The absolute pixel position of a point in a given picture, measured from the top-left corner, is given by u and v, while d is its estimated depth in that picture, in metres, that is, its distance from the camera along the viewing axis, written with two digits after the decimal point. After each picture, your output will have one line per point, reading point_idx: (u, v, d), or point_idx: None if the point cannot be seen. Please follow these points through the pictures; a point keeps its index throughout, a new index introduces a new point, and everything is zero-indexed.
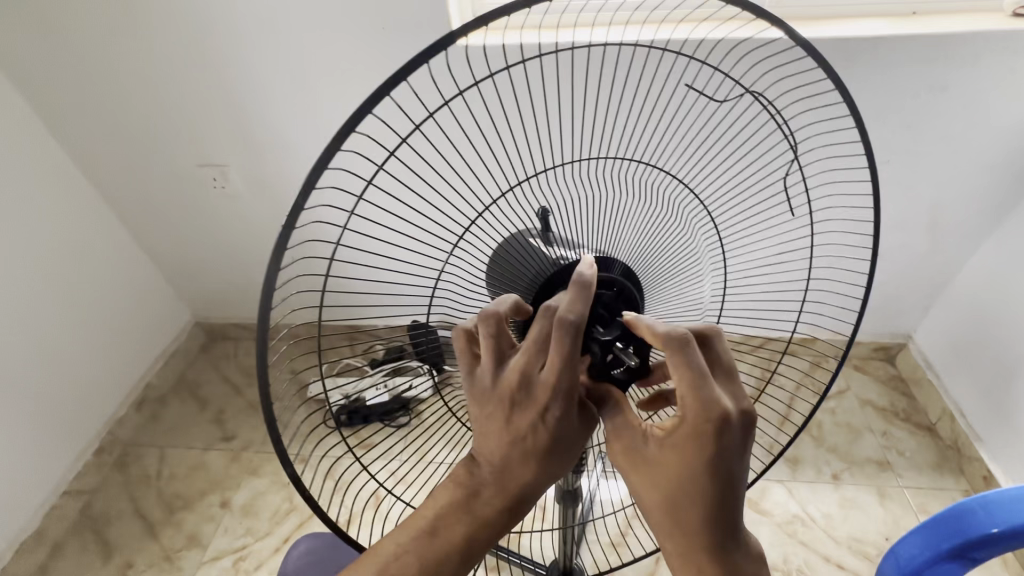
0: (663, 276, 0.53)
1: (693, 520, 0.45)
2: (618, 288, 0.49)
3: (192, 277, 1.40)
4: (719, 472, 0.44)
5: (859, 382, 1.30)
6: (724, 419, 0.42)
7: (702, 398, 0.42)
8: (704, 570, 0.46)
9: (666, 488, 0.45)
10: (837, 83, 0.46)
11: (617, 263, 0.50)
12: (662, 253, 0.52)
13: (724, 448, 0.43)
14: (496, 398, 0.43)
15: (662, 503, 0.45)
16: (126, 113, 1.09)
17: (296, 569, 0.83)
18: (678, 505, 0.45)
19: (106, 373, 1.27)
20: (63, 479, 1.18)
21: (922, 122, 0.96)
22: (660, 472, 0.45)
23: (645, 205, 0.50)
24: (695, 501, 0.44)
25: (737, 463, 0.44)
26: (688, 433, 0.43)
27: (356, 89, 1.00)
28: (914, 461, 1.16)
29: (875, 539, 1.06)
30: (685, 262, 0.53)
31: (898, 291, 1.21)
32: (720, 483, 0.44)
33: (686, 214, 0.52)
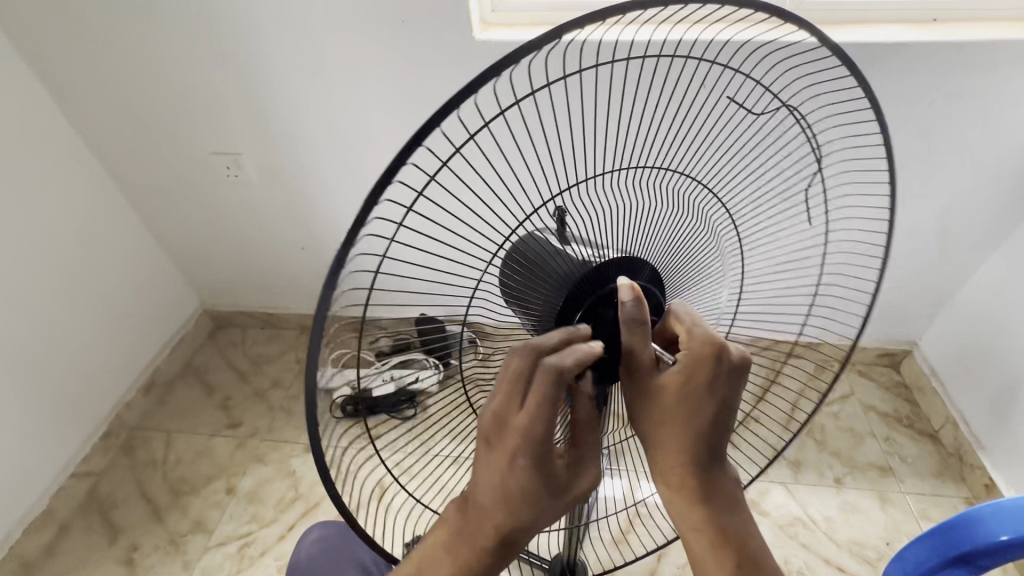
0: (687, 278, 0.55)
1: (689, 451, 0.47)
2: (646, 295, 0.50)
3: (201, 264, 1.41)
4: (718, 407, 0.47)
5: (863, 388, 1.31)
6: (724, 356, 0.47)
7: (704, 335, 0.47)
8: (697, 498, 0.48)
9: (671, 426, 0.47)
10: (868, 94, 0.46)
11: (645, 266, 0.49)
12: (690, 258, 0.53)
13: (721, 380, 0.47)
14: (482, 437, 0.42)
15: (666, 440, 0.47)
16: (142, 99, 1.09)
17: (309, 556, 0.81)
18: (681, 439, 0.47)
19: (115, 357, 1.28)
20: (71, 462, 1.19)
21: (938, 130, 0.96)
22: (665, 408, 0.47)
23: (677, 214, 0.50)
24: (697, 436, 0.47)
25: (728, 400, 0.48)
26: (694, 369, 0.47)
27: (374, 83, 1.00)
28: (916, 468, 1.17)
29: (875, 543, 1.07)
30: (707, 265, 0.55)
31: (906, 299, 1.21)
32: (718, 418, 0.47)
33: (711, 218, 0.53)
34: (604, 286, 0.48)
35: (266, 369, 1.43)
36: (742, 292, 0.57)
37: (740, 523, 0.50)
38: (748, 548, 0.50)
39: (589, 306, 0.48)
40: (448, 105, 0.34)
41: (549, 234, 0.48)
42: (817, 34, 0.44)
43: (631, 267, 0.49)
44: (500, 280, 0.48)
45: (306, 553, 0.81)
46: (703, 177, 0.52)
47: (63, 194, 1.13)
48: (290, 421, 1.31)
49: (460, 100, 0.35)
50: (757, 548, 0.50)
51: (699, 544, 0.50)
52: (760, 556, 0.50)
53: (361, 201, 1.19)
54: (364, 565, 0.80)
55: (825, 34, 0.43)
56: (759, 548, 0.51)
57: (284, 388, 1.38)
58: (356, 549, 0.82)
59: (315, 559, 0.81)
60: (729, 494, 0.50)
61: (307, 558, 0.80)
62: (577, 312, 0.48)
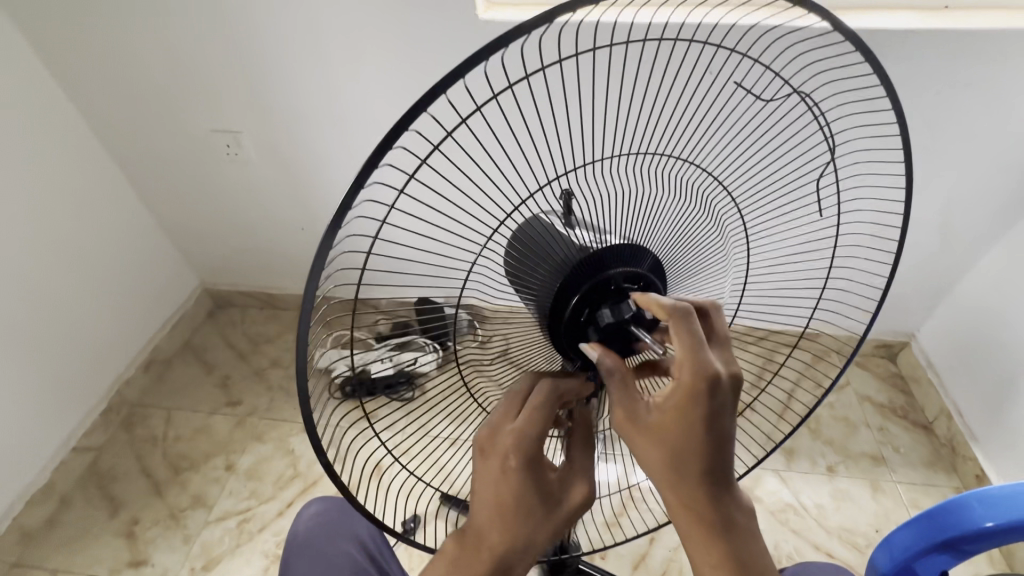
0: (689, 266, 0.54)
1: (691, 478, 0.44)
2: (644, 282, 0.49)
3: (201, 243, 1.40)
4: (714, 434, 0.43)
5: (859, 378, 1.32)
6: (717, 380, 0.43)
7: (696, 359, 0.43)
8: (704, 520, 0.45)
9: (663, 455, 0.44)
10: (881, 81, 0.46)
11: (647, 257, 0.49)
12: (692, 246, 0.53)
13: (719, 405, 0.43)
14: (476, 452, 0.47)
15: (662, 466, 0.44)
16: (140, 73, 1.08)
17: (305, 532, 0.70)
18: (675, 469, 0.44)
19: (114, 334, 1.28)
20: (71, 436, 1.20)
21: (944, 120, 0.95)
22: (662, 437, 0.44)
23: (680, 200, 0.49)
24: (692, 464, 0.44)
25: (728, 424, 0.44)
26: (682, 397, 0.43)
27: (375, 62, 0.99)
28: (908, 458, 1.18)
29: (865, 530, 1.08)
30: (710, 253, 0.54)
31: (904, 290, 1.21)
32: (715, 446, 0.44)
33: (717, 206, 0.52)
34: (603, 271, 0.47)
35: (265, 349, 1.44)
36: (745, 281, 0.56)
37: (755, 551, 0.46)
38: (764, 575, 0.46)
39: (587, 292, 0.47)
40: (448, 79, 0.35)
41: (555, 219, 0.47)
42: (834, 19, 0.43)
43: (634, 257, 0.48)
44: (506, 264, 0.49)
45: (300, 529, 0.71)
46: (709, 164, 0.51)
47: (61, 169, 1.12)
48: (289, 400, 1.32)
49: (454, 79, 0.35)
50: (773, 574, 0.47)
51: (710, 573, 0.46)
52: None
53: None
54: (365, 543, 0.71)
55: (841, 19, 0.43)
56: (776, 573, 0.47)
57: (282, 368, 1.39)
58: (356, 523, 0.72)
59: (311, 537, 0.70)
60: (737, 520, 0.46)
61: (303, 533, 0.70)
62: (575, 296, 0.47)
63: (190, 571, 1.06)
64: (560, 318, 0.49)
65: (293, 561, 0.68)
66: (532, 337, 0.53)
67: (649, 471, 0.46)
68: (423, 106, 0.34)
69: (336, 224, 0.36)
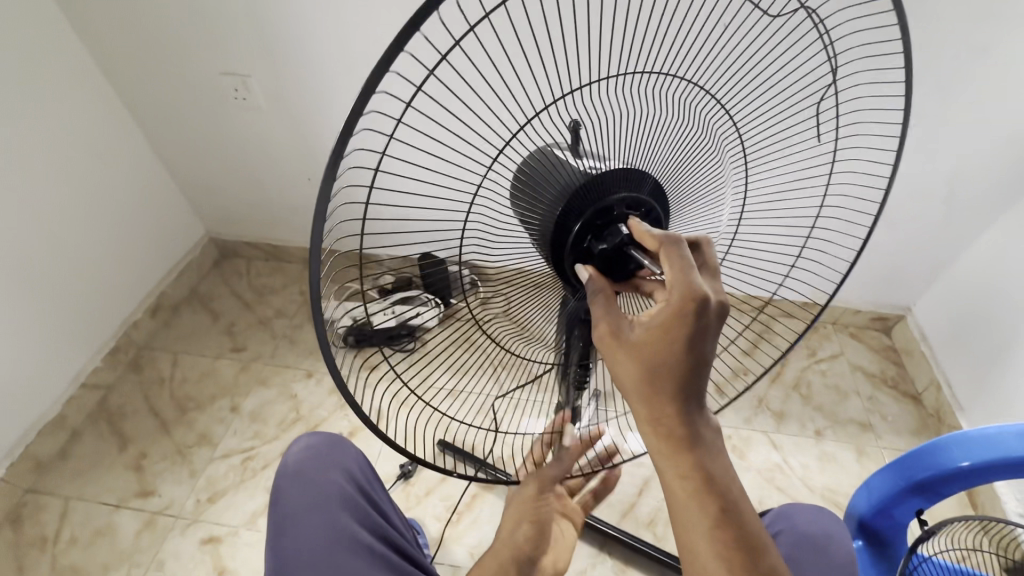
0: (687, 192, 0.56)
1: (667, 398, 0.46)
2: (646, 209, 0.52)
3: (207, 192, 1.41)
4: (694, 354, 0.45)
5: (853, 349, 1.34)
6: (706, 302, 0.44)
7: (686, 280, 0.44)
8: (674, 440, 0.47)
9: (644, 371, 0.46)
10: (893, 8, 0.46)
11: (647, 182, 0.51)
12: (691, 171, 0.54)
13: (703, 329, 0.44)
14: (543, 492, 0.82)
15: (640, 384, 0.46)
16: (148, 9, 1.06)
17: (296, 463, 0.69)
18: (654, 386, 0.46)
19: (121, 276, 1.30)
20: (80, 373, 1.23)
21: (956, 85, 0.94)
22: (643, 355, 0.45)
23: (682, 123, 0.50)
24: (671, 381, 0.46)
25: (709, 350, 0.45)
26: (669, 316, 0.44)
27: (388, 7, 0.98)
28: (895, 425, 1.21)
29: (848, 491, 1.12)
30: (709, 181, 0.56)
31: (904, 262, 1.22)
32: (694, 366, 0.45)
33: (719, 133, 0.53)
34: (603, 201, 0.50)
35: (270, 299, 1.46)
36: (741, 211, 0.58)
37: (721, 470, 0.48)
38: (730, 493, 0.48)
39: (587, 222, 0.50)
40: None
41: (563, 151, 0.48)
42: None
43: (632, 186, 0.51)
44: (510, 200, 0.50)
45: (290, 462, 0.70)
46: (715, 88, 0.51)
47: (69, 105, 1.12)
48: (293, 348, 1.35)
49: None
50: (739, 496, 0.48)
51: (678, 487, 0.48)
52: (743, 505, 0.48)
53: None
54: (355, 477, 0.70)
55: None
56: (741, 494, 0.49)
57: (287, 318, 1.42)
58: (346, 459, 0.71)
59: (303, 466, 0.69)
60: (708, 437, 0.48)
61: (292, 466, 0.69)
62: (576, 224, 0.50)
63: (196, 503, 1.10)
64: (563, 245, 0.51)
65: (283, 491, 0.67)
66: (532, 289, 0.56)
67: (627, 390, 0.47)
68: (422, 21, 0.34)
69: (336, 156, 0.36)
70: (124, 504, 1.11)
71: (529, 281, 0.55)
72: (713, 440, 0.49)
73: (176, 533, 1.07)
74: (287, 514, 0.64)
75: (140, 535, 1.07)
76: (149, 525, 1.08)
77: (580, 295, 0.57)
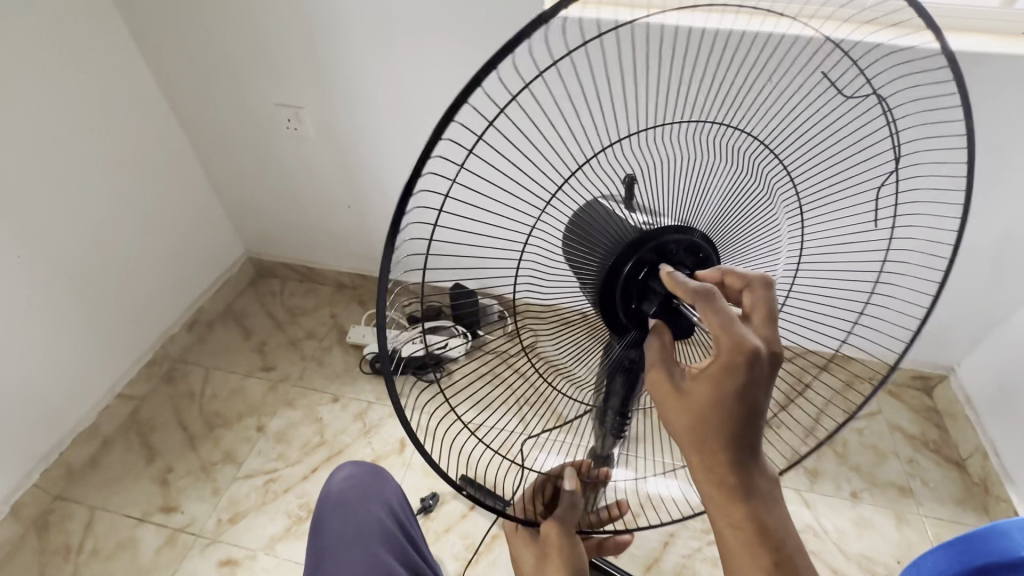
0: (742, 241, 0.54)
1: (720, 450, 0.44)
2: (702, 255, 0.50)
3: (250, 214, 1.46)
4: (746, 404, 0.43)
5: (891, 407, 1.29)
6: (756, 352, 0.42)
7: (735, 331, 0.43)
8: (730, 495, 0.45)
9: (693, 422, 0.44)
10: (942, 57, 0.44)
11: (696, 230, 0.50)
12: (742, 215, 0.52)
13: (754, 379, 0.43)
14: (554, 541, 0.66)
15: (692, 434, 0.44)
16: (214, 42, 1.13)
17: (338, 494, 0.66)
18: (706, 438, 0.44)
19: (163, 290, 1.34)
20: (117, 383, 1.26)
21: (1011, 147, 0.93)
22: (694, 405, 0.44)
23: (729, 165, 0.49)
24: (725, 431, 0.44)
25: (761, 400, 0.44)
26: (718, 366, 0.43)
27: (438, 55, 1.03)
28: (937, 493, 1.15)
29: (886, 560, 1.06)
30: (762, 227, 0.54)
31: (948, 321, 1.18)
32: (746, 416, 0.44)
33: (768, 173, 0.52)
34: (660, 237, 0.48)
35: (301, 320, 1.49)
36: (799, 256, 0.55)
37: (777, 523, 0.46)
38: (787, 546, 0.46)
39: (640, 257, 0.49)
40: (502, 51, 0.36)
41: (616, 204, 0.49)
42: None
43: (683, 228, 0.49)
44: (563, 247, 0.50)
45: (330, 492, 0.66)
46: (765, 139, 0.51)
47: (130, 128, 1.19)
48: (322, 371, 1.37)
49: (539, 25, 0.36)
50: (796, 550, 0.46)
51: (732, 539, 0.46)
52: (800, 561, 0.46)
53: (411, 165, 1.22)
54: (394, 510, 0.67)
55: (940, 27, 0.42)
56: (797, 547, 0.47)
57: (316, 339, 1.44)
58: (387, 491, 0.68)
59: (346, 498, 0.65)
60: (764, 489, 0.46)
61: (335, 491, 0.66)
62: (626, 265, 0.49)
63: (217, 522, 1.11)
64: (616, 289, 0.50)
65: (324, 523, 0.64)
66: (574, 321, 0.54)
67: (679, 439, 0.46)
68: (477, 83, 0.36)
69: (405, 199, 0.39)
70: (147, 518, 1.12)
71: (561, 319, 0.55)
72: (769, 492, 0.46)
73: (195, 551, 1.07)
74: (325, 549, 0.61)
75: (161, 551, 1.07)
76: (170, 541, 1.09)
77: (626, 343, 0.55)
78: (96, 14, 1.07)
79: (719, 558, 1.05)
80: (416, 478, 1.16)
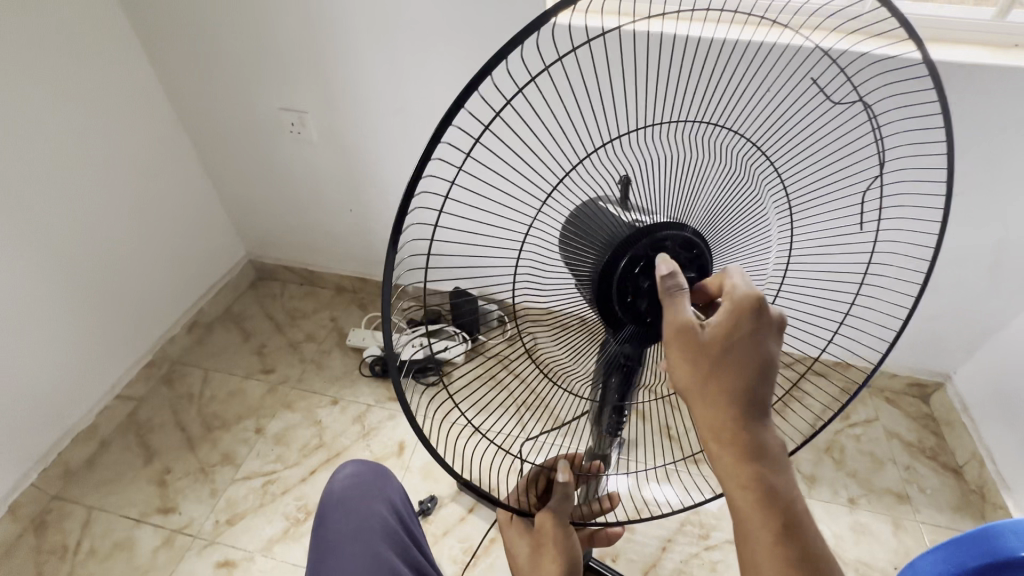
0: (734, 240, 0.55)
1: (729, 404, 0.45)
2: (697, 252, 0.50)
3: (252, 217, 1.47)
4: (756, 358, 0.45)
5: (889, 414, 1.30)
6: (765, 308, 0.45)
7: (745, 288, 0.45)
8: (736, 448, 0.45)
9: (703, 380, 0.45)
10: (926, 67, 0.45)
11: (690, 227, 0.50)
12: (732, 214, 0.53)
13: (762, 335, 0.45)
14: (551, 532, 0.65)
15: (704, 388, 0.45)
16: (218, 46, 1.15)
17: (338, 492, 0.66)
18: (717, 392, 0.45)
19: (164, 291, 1.35)
20: (116, 384, 1.26)
21: (1002, 157, 0.94)
22: (706, 357, 0.45)
23: (719, 164, 0.50)
24: (734, 386, 0.45)
25: (770, 356, 0.45)
26: (726, 322, 0.45)
27: (441, 61, 1.04)
28: (934, 499, 1.15)
29: (883, 566, 1.06)
30: (752, 226, 0.55)
31: (944, 328, 1.19)
32: (756, 373, 0.45)
33: (758, 174, 0.53)
34: (654, 233, 0.49)
35: (301, 323, 1.49)
36: (789, 256, 0.56)
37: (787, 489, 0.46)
38: (794, 511, 0.46)
39: (635, 253, 0.49)
40: (499, 54, 0.36)
41: (611, 204, 0.50)
42: (890, 3, 0.41)
43: (675, 223, 0.50)
44: (558, 243, 0.51)
45: (332, 490, 0.66)
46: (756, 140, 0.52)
47: (134, 129, 1.20)
48: (321, 373, 1.37)
49: (537, 29, 0.36)
50: (806, 520, 0.46)
51: (741, 502, 0.46)
52: (809, 530, 0.45)
53: (411, 169, 1.23)
54: (395, 507, 0.67)
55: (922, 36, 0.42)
56: (807, 518, 0.46)
57: (316, 342, 1.44)
58: (389, 490, 0.68)
59: (346, 496, 0.65)
60: (774, 452, 0.46)
61: (337, 491, 0.66)
62: (621, 260, 0.49)
63: (215, 524, 1.11)
64: (610, 286, 0.50)
65: (324, 521, 0.64)
66: (572, 319, 0.56)
67: (688, 394, 0.47)
68: (473, 87, 0.36)
69: (406, 202, 0.39)
70: (144, 519, 1.11)
71: (559, 322, 0.56)
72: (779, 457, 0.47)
73: (193, 552, 1.07)
74: (327, 547, 0.61)
75: (157, 552, 1.07)
76: (167, 542, 1.08)
77: (622, 338, 0.54)
78: (103, 18, 1.09)
79: (717, 563, 1.05)
80: (414, 481, 1.16)
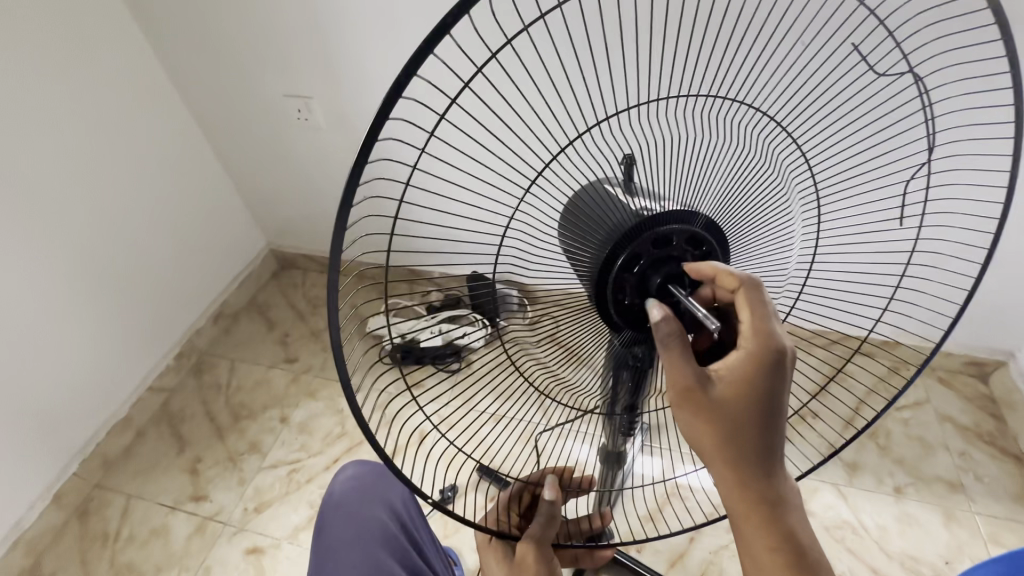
0: (751, 233, 0.50)
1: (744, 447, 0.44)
2: (706, 248, 0.46)
3: (269, 206, 1.47)
4: (767, 407, 0.44)
5: (941, 396, 1.19)
6: (773, 354, 0.44)
7: (759, 334, 0.44)
8: (753, 487, 0.45)
9: (714, 419, 0.44)
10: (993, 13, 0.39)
11: (699, 217, 0.46)
12: (753, 205, 0.48)
13: (771, 381, 0.44)
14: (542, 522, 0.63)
15: (716, 446, 0.45)
16: (219, 33, 1.12)
17: (340, 493, 0.66)
18: (735, 449, 0.44)
19: (189, 285, 1.37)
20: (147, 377, 1.30)
21: None
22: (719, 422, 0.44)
23: (741, 150, 0.45)
24: (745, 438, 0.44)
25: (778, 396, 0.44)
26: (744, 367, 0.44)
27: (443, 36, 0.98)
28: (992, 489, 1.06)
29: (932, 561, 0.99)
30: (777, 223, 0.50)
31: (1007, 303, 1.08)
32: (764, 419, 0.44)
33: (780, 160, 0.47)
34: (659, 226, 0.44)
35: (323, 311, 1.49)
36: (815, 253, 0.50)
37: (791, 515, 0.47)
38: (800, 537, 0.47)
39: (636, 250, 0.44)
40: None
41: (613, 185, 0.45)
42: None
43: (685, 215, 0.45)
44: (559, 236, 0.47)
45: (335, 493, 0.66)
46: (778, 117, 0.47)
47: (151, 128, 1.20)
48: None
49: None
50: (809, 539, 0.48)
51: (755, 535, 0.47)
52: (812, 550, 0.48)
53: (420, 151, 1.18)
54: (398, 513, 0.66)
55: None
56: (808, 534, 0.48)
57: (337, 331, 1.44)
58: (390, 491, 0.67)
59: (348, 497, 0.65)
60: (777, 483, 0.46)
61: (337, 493, 0.66)
62: (620, 257, 0.45)
63: (243, 512, 1.14)
64: (607, 280, 0.46)
65: (327, 523, 0.64)
66: (578, 318, 0.50)
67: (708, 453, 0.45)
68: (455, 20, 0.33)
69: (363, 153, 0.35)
70: (179, 507, 1.15)
71: (563, 311, 0.49)
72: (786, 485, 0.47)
73: (224, 540, 1.10)
74: (326, 548, 0.62)
75: (191, 539, 1.11)
76: (199, 529, 1.12)
77: (626, 340, 0.51)
78: (110, 17, 1.08)
79: None
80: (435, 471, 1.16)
